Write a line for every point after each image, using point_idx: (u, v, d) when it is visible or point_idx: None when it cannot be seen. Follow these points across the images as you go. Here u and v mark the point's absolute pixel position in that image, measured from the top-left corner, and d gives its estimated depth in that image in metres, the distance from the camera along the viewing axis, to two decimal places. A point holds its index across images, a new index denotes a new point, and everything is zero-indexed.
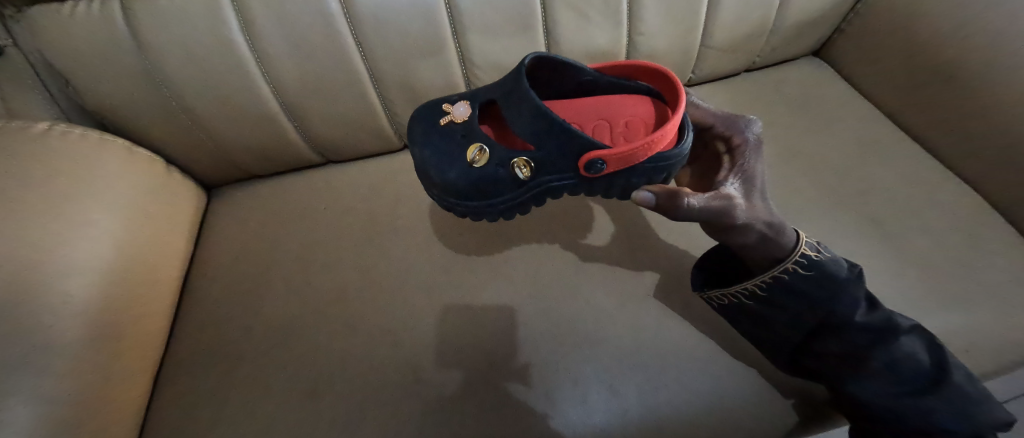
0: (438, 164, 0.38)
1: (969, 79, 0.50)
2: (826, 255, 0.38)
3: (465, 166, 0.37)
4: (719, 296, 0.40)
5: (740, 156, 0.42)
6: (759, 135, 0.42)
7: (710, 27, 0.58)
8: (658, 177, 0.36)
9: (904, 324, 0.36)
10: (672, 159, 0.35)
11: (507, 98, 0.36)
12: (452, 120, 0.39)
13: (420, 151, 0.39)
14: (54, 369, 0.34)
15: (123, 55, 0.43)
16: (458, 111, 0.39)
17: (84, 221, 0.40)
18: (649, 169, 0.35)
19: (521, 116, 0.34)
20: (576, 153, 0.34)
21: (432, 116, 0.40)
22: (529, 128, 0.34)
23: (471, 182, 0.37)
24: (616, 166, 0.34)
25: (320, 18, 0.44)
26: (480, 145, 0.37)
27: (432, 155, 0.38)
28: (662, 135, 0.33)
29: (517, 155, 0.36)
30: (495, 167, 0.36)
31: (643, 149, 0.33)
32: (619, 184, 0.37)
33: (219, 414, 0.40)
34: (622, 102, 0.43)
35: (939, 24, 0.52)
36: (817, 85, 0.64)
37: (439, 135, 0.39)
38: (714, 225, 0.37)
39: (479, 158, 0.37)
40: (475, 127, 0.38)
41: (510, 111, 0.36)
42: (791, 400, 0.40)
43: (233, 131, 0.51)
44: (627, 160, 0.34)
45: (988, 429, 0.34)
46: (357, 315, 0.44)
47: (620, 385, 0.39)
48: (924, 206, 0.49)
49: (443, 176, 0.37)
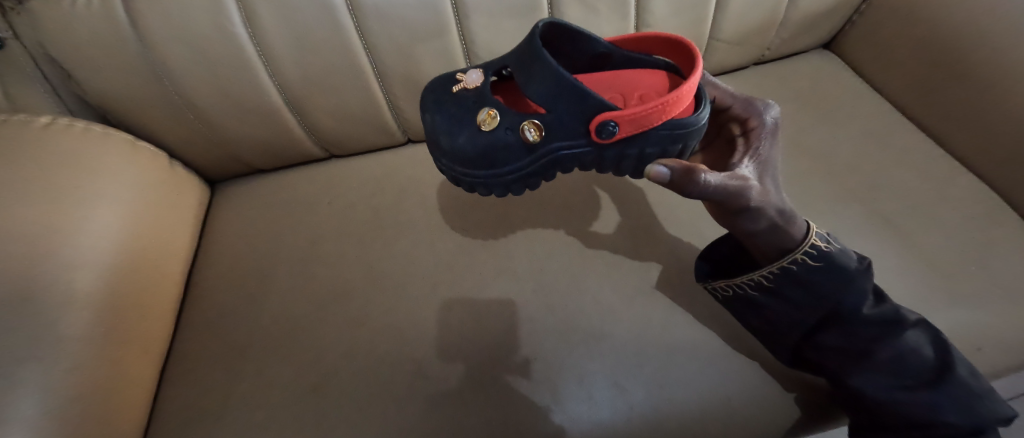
0: (447, 130, 0.36)
1: (983, 72, 0.49)
2: (836, 247, 0.37)
3: (474, 130, 0.34)
4: (722, 287, 0.39)
5: (755, 139, 0.41)
6: (777, 120, 0.42)
7: (720, 19, 0.57)
8: (673, 148, 0.34)
9: (910, 318, 0.36)
10: (688, 127, 0.32)
11: (520, 63, 0.33)
12: (463, 88, 0.37)
13: (431, 117, 0.37)
14: (62, 362, 0.34)
15: (124, 48, 0.42)
16: (470, 78, 0.37)
17: (87, 215, 0.40)
18: (665, 137, 0.33)
19: (532, 78, 0.32)
20: (588, 115, 0.32)
21: (443, 85, 0.38)
22: (541, 91, 0.32)
23: (480, 149, 0.34)
24: (628, 129, 0.32)
25: (323, 11, 0.44)
26: (490, 109, 0.34)
27: (441, 120, 0.36)
28: (677, 96, 0.31)
29: (528, 117, 0.33)
30: (505, 130, 0.34)
31: (658, 111, 0.31)
32: (632, 154, 0.34)
33: (225, 407, 0.40)
34: (637, 76, 0.41)
35: (953, 16, 0.51)
36: (828, 78, 0.63)
37: (450, 102, 0.36)
38: (725, 208, 0.35)
39: (488, 121, 0.34)
40: (487, 93, 0.35)
41: (521, 75, 0.33)
42: (793, 394, 0.39)
43: (236, 124, 0.50)
44: (640, 123, 0.31)
45: (992, 427, 0.33)
46: (361, 309, 0.44)
47: (626, 383, 0.39)
48: (934, 202, 0.49)
49: (452, 143, 0.35)
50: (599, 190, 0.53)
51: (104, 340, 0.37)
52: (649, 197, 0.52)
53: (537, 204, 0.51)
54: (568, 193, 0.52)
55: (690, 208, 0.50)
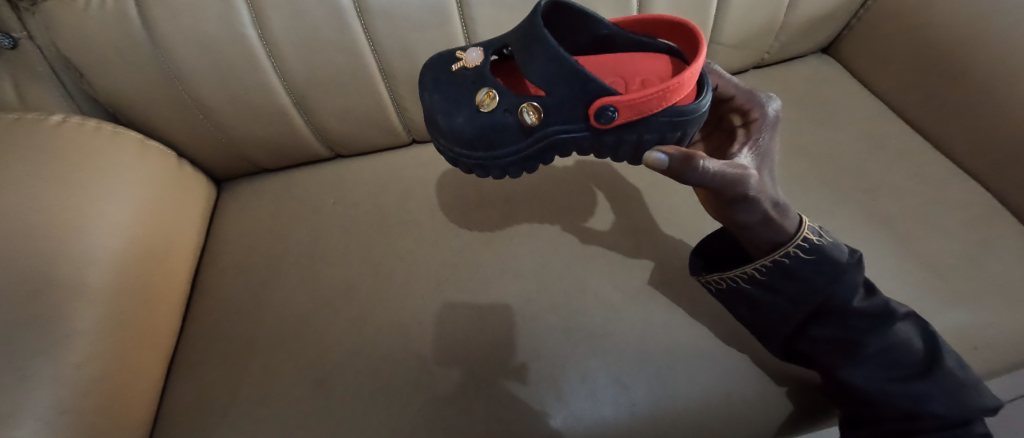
0: (445, 109, 0.36)
1: (979, 78, 0.50)
2: (828, 240, 0.37)
3: (473, 111, 0.35)
4: (716, 280, 0.40)
5: (756, 130, 0.41)
6: (777, 113, 0.42)
7: (722, 22, 0.58)
8: (673, 135, 0.34)
9: (900, 311, 0.37)
10: (689, 114, 0.33)
11: (522, 43, 0.33)
12: (464, 67, 0.37)
13: (430, 96, 0.37)
14: (74, 357, 0.34)
15: (135, 47, 0.43)
16: (471, 56, 0.37)
17: (97, 212, 0.40)
18: (665, 124, 0.33)
19: (533, 59, 0.32)
20: (587, 100, 0.32)
21: (443, 64, 0.38)
22: (540, 72, 0.32)
23: (478, 129, 0.35)
24: (627, 115, 0.32)
25: (332, 12, 0.45)
26: (490, 89, 0.35)
27: (441, 100, 0.36)
28: (679, 83, 0.31)
29: (527, 99, 0.34)
30: (503, 112, 0.34)
31: (658, 98, 0.31)
32: (631, 140, 0.34)
33: (232, 402, 0.40)
34: (639, 61, 0.41)
35: (949, 23, 0.52)
36: (827, 81, 0.64)
37: (450, 81, 0.37)
38: (723, 197, 0.35)
39: (487, 102, 0.34)
40: (486, 73, 0.36)
41: (522, 55, 0.33)
42: (785, 388, 0.40)
43: (244, 124, 0.51)
44: (639, 108, 0.31)
45: (978, 418, 0.34)
46: (367, 306, 0.45)
47: (629, 380, 0.40)
48: (931, 204, 0.50)
49: (450, 123, 0.35)
50: (601, 189, 0.53)
51: (113, 335, 0.37)
52: (649, 195, 0.52)
53: (538, 200, 0.52)
54: (569, 192, 0.53)
55: (691, 208, 0.51)
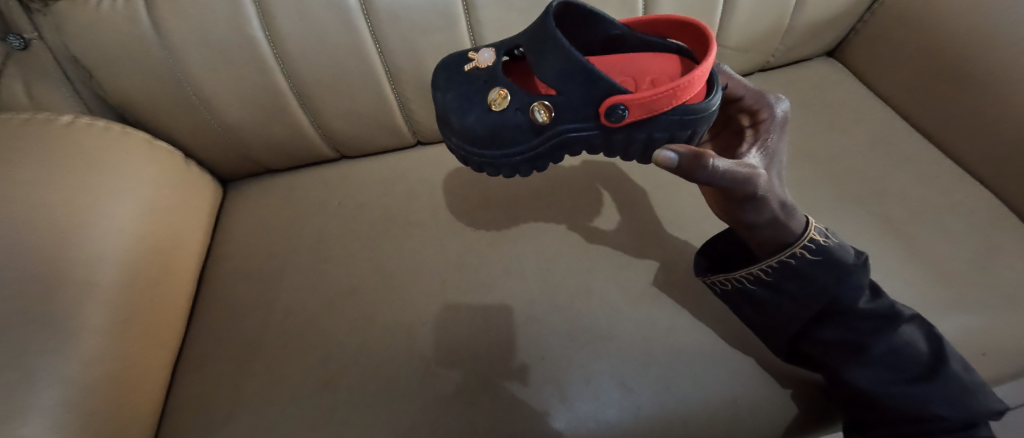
0: (457, 108, 0.36)
1: (986, 83, 0.50)
2: (834, 241, 0.37)
3: (484, 110, 0.35)
4: (721, 281, 0.40)
5: (764, 131, 0.42)
6: (786, 114, 0.42)
7: (728, 24, 0.58)
8: (682, 133, 0.34)
9: (905, 313, 0.36)
10: (699, 112, 0.33)
11: (533, 43, 0.34)
12: (475, 67, 0.37)
13: (442, 95, 0.37)
14: (81, 355, 0.34)
15: (145, 48, 0.43)
16: (483, 57, 0.37)
17: (105, 212, 0.41)
18: (674, 122, 0.33)
19: (545, 59, 0.32)
20: (596, 100, 0.32)
21: (455, 64, 0.38)
22: (551, 72, 0.32)
23: (490, 128, 0.35)
24: (638, 113, 0.32)
25: (340, 15, 0.45)
26: (502, 89, 0.35)
27: (452, 99, 0.36)
28: (689, 81, 0.31)
29: (538, 99, 0.34)
30: (514, 111, 0.34)
31: (668, 96, 0.31)
32: (640, 138, 0.35)
33: (235, 402, 0.40)
34: (648, 60, 0.41)
35: (956, 26, 0.52)
36: (832, 84, 0.64)
37: (462, 81, 0.37)
38: (731, 196, 0.35)
39: (499, 101, 0.35)
40: (498, 73, 0.36)
41: (534, 55, 0.33)
42: (790, 390, 0.40)
43: (251, 125, 0.51)
44: (649, 107, 0.32)
45: (984, 422, 0.34)
46: (371, 307, 0.45)
47: (633, 383, 0.39)
48: (936, 208, 0.49)
49: (463, 122, 0.36)
50: (606, 190, 0.53)
51: (120, 334, 0.38)
52: (653, 197, 0.52)
53: (542, 199, 0.53)
54: (574, 192, 0.53)
55: (696, 209, 0.51)
